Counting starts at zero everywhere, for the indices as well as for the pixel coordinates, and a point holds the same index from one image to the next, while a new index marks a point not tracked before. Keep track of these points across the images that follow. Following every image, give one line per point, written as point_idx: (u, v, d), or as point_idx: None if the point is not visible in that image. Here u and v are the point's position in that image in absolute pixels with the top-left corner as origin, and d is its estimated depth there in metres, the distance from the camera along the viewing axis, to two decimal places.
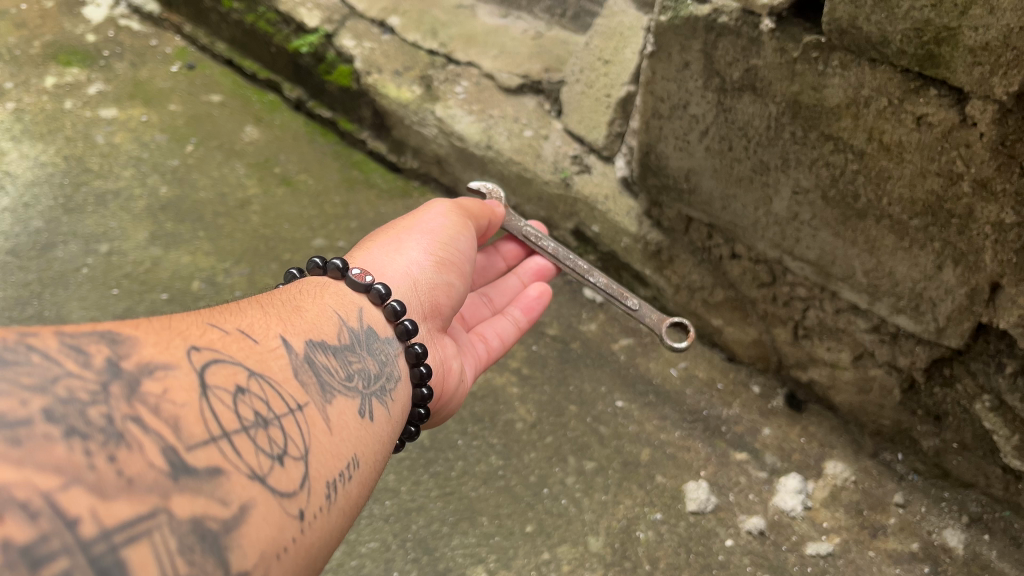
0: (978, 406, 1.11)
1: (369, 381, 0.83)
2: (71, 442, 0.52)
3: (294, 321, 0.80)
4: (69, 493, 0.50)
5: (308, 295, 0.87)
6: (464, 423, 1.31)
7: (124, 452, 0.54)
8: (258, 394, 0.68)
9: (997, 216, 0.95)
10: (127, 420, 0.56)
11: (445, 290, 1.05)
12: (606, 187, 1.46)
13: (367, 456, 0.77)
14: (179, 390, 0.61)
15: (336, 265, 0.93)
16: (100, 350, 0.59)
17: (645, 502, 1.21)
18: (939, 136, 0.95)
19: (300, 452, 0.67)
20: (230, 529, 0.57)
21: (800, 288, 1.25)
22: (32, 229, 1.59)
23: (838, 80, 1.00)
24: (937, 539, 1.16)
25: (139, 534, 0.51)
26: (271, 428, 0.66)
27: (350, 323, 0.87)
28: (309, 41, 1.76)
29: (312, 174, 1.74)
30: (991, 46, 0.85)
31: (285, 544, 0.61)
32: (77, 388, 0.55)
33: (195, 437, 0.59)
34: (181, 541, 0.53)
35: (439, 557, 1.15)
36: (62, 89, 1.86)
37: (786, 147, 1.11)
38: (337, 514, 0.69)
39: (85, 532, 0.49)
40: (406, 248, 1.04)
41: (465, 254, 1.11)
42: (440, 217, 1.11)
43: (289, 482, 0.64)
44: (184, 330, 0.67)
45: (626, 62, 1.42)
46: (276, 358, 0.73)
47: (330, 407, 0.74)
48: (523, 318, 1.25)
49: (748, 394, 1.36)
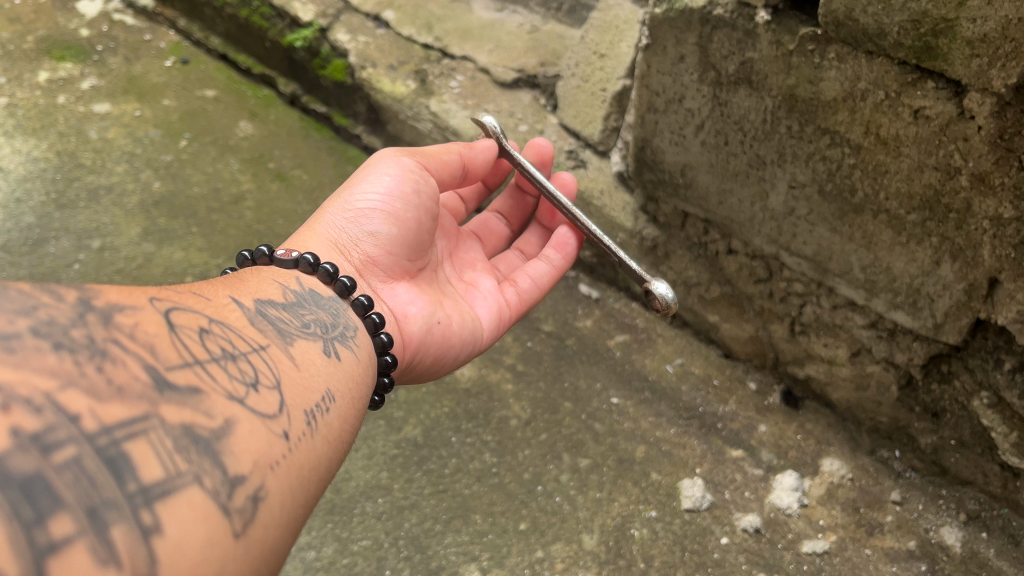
0: (976, 403, 1.10)
1: (327, 329, 0.82)
2: (61, 354, 0.52)
3: (239, 286, 0.78)
4: (68, 394, 0.50)
5: (245, 272, 0.84)
6: (458, 420, 1.30)
7: (110, 365, 0.54)
8: (222, 334, 0.66)
9: (996, 211, 0.94)
10: (108, 341, 0.55)
11: (371, 239, 1.01)
12: (601, 183, 1.45)
13: (341, 391, 0.75)
14: (149, 323, 0.60)
15: (262, 252, 0.90)
16: (71, 289, 0.58)
17: (640, 500, 1.20)
18: (937, 129, 0.93)
19: (272, 382, 0.66)
20: (220, 437, 0.56)
21: (798, 284, 1.24)
22: (24, 224, 1.58)
23: (834, 73, 0.99)
24: (934, 538, 1.15)
25: (137, 432, 0.51)
26: (240, 361, 0.65)
27: (292, 287, 0.85)
28: (304, 35, 1.75)
29: (306, 170, 1.72)
30: (989, 37, 0.84)
31: (276, 458, 0.60)
32: (57, 314, 0.54)
33: (173, 360, 0.58)
34: (176, 443, 0.53)
35: (432, 555, 1.14)
36: (55, 84, 1.85)
37: (783, 140, 1.10)
38: (322, 440, 0.67)
39: (86, 427, 0.49)
40: (327, 214, 1.02)
41: (394, 193, 1.03)
42: (363, 171, 1.06)
43: (267, 406, 0.63)
44: (144, 282, 0.66)
45: (621, 56, 1.42)
46: (232, 310, 0.72)
47: (292, 348, 0.73)
48: (558, 256, 1.23)
49: (744, 390, 1.35)
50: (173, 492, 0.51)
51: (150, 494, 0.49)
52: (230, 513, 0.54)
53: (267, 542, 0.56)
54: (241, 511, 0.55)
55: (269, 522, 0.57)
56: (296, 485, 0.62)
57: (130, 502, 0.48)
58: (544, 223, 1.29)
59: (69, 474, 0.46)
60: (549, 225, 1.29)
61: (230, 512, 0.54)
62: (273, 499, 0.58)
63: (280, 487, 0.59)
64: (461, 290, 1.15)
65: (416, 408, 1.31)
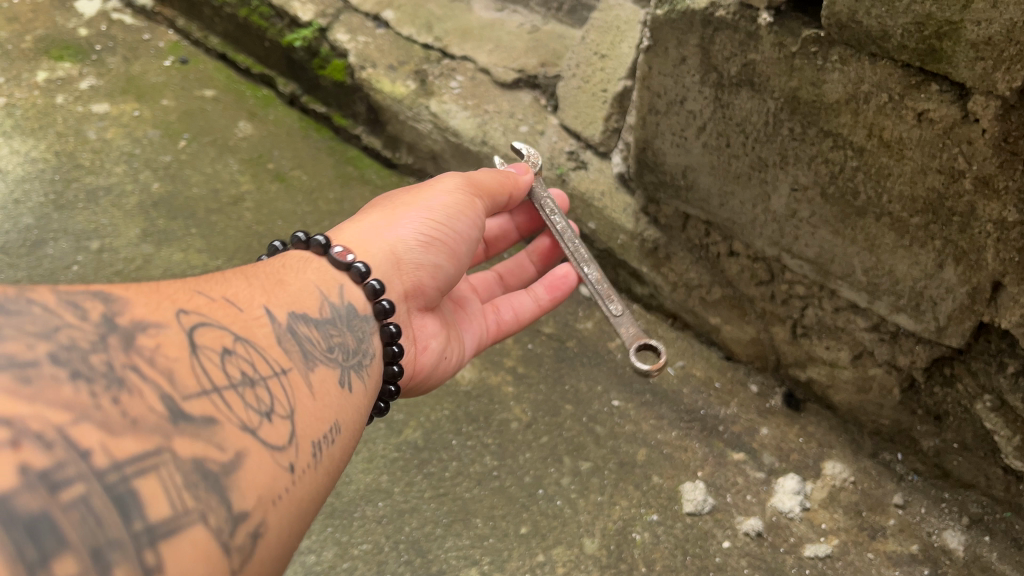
0: (979, 406, 1.09)
1: (348, 354, 0.81)
2: (77, 384, 0.51)
3: (277, 293, 0.78)
4: (81, 428, 0.49)
5: (292, 269, 0.85)
6: (458, 423, 1.29)
7: (126, 396, 0.53)
8: (244, 356, 0.66)
9: (999, 214, 0.93)
10: (126, 368, 0.55)
11: (432, 272, 1.02)
12: (602, 184, 1.44)
13: (348, 424, 0.75)
14: (170, 346, 0.59)
15: (319, 243, 0.89)
16: (96, 306, 0.57)
17: (641, 503, 1.19)
18: (940, 132, 0.93)
19: (286, 411, 0.66)
20: (229, 471, 0.56)
21: (799, 287, 1.23)
22: (23, 226, 1.58)
23: (837, 75, 0.98)
24: (937, 541, 1.14)
25: (147, 468, 0.51)
26: (258, 388, 0.64)
27: (332, 299, 0.85)
28: (303, 35, 1.74)
29: (306, 171, 1.72)
30: (994, 40, 0.83)
31: (279, 492, 0.60)
32: (78, 337, 0.54)
33: (190, 388, 0.58)
34: (185, 478, 0.53)
35: (432, 559, 1.14)
36: (53, 84, 1.84)
37: (785, 143, 1.09)
38: (323, 473, 0.67)
39: (97, 463, 0.49)
40: (399, 225, 1.00)
41: (461, 234, 1.04)
42: (447, 194, 1.04)
43: (278, 437, 0.63)
44: (172, 293, 0.65)
45: (622, 56, 1.41)
46: (261, 326, 0.71)
47: (312, 374, 0.73)
48: (547, 295, 1.21)
49: (746, 393, 1.34)
50: (178, 531, 0.51)
51: (156, 532, 0.49)
52: (229, 551, 0.54)
53: None
54: (241, 549, 0.55)
55: (266, 557, 0.57)
56: (294, 522, 0.61)
57: (136, 541, 0.48)
58: (534, 257, 1.28)
59: (76, 512, 0.46)
60: (541, 261, 1.29)
61: (229, 550, 0.54)
62: (271, 536, 0.58)
63: (280, 523, 0.59)
64: (450, 310, 1.16)
65: (417, 411, 1.30)
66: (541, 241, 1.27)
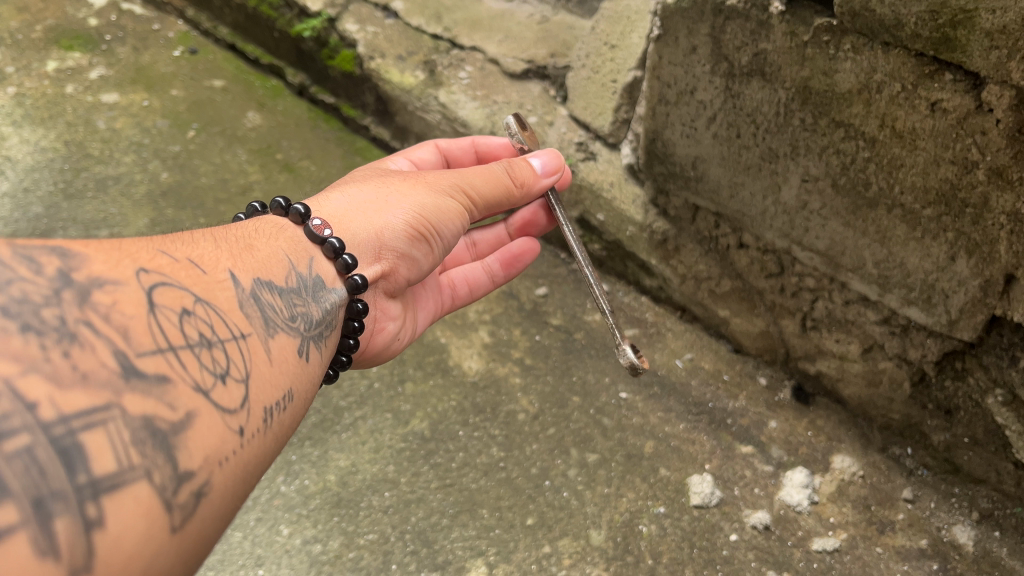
0: (990, 400, 1.08)
1: (310, 326, 0.79)
2: (28, 337, 0.49)
3: (244, 258, 0.75)
4: (28, 380, 0.47)
5: (263, 236, 0.83)
6: (465, 414, 1.29)
7: (78, 350, 0.51)
8: (204, 318, 0.63)
9: (1013, 206, 0.92)
10: (79, 323, 0.53)
11: (410, 263, 1.02)
12: (611, 175, 1.43)
13: (300, 393, 0.73)
14: (128, 303, 0.57)
15: (298, 211, 0.89)
16: (52, 260, 0.55)
17: (648, 496, 1.19)
18: (953, 122, 0.92)
19: (241, 375, 0.64)
20: (178, 431, 0.54)
21: (809, 279, 1.22)
22: (32, 214, 1.59)
23: (849, 64, 0.97)
24: (946, 536, 1.14)
25: (95, 423, 0.49)
26: (214, 349, 0.62)
27: (301, 269, 0.83)
28: (312, 25, 1.74)
29: (314, 161, 1.71)
30: (1009, 29, 0.82)
31: (226, 454, 0.58)
32: (32, 291, 0.52)
33: (145, 345, 0.56)
34: (134, 435, 0.51)
35: (438, 550, 1.14)
36: (63, 74, 1.85)
37: (796, 133, 1.08)
38: (272, 438, 0.66)
39: (44, 415, 0.47)
40: (390, 212, 0.98)
41: (445, 233, 1.03)
42: (444, 195, 1.01)
43: (230, 400, 0.61)
44: (135, 251, 0.63)
45: (632, 46, 1.36)
46: (223, 289, 0.69)
47: (272, 341, 0.71)
48: (501, 270, 1.25)
49: (754, 386, 1.33)
50: (122, 486, 0.49)
51: (99, 487, 0.48)
52: (172, 509, 0.52)
53: (203, 534, 0.55)
54: (183, 507, 0.53)
55: (209, 515, 0.56)
56: (238, 485, 0.60)
57: (78, 494, 0.47)
58: (514, 232, 1.27)
59: (19, 463, 0.45)
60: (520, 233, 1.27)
61: (172, 508, 0.52)
62: (214, 496, 0.56)
63: (225, 485, 0.58)
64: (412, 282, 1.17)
65: (424, 402, 1.31)
66: (520, 214, 1.25)
